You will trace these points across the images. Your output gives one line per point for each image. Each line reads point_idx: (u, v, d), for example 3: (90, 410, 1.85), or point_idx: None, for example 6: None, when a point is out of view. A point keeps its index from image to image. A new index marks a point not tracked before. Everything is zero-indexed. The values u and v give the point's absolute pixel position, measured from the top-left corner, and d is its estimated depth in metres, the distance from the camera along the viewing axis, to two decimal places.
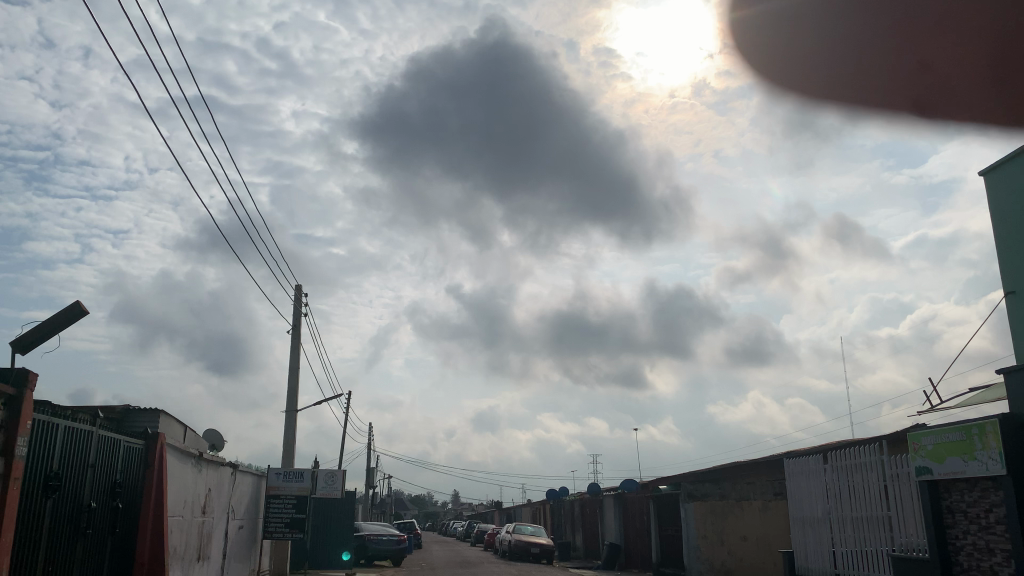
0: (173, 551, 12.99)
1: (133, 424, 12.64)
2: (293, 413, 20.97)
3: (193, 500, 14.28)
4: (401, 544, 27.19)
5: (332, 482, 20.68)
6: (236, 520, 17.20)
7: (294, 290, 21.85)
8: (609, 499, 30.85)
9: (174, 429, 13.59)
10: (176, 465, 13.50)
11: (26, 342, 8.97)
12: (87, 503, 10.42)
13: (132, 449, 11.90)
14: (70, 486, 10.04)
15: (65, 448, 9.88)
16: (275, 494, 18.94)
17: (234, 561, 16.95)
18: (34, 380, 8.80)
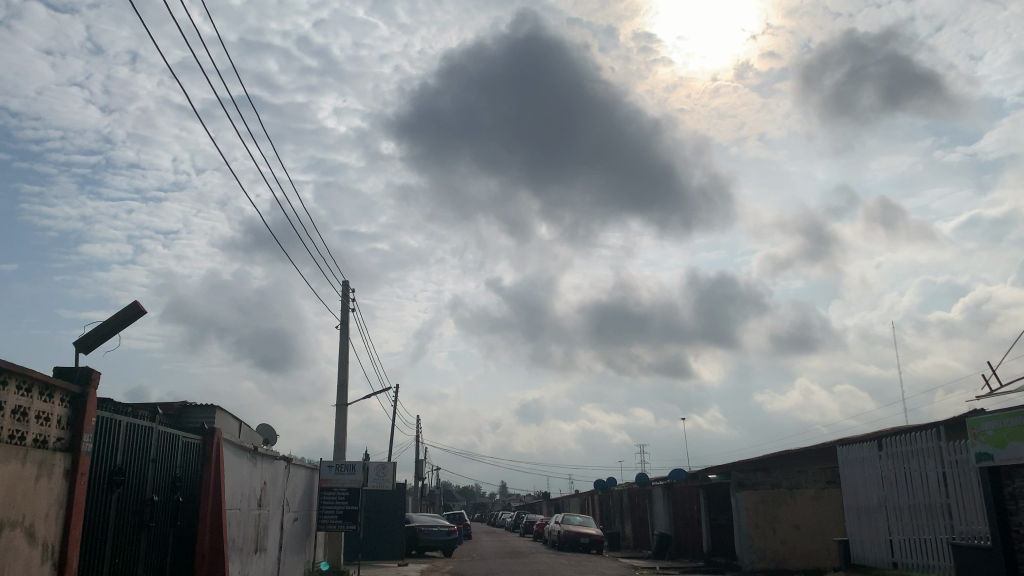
0: (232, 543, 13.27)
1: (190, 420, 12.94)
2: (343, 405, 21.21)
3: (249, 494, 14.55)
4: (451, 535, 27.37)
5: (383, 474, 20.84)
6: (291, 513, 17.50)
7: (341, 285, 22.05)
8: (658, 489, 30.65)
9: (229, 424, 13.85)
10: (232, 459, 13.78)
11: (88, 341, 9.21)
12: (149, 497, 10.68)
13: (191, 444, 12.17)
14: (134, 481, 10.31)
15: (128, 444, 10.14)
16: (328, 486, 19.20)
17: (290, 553, 17.27)
18: (98, 378, 9.01)
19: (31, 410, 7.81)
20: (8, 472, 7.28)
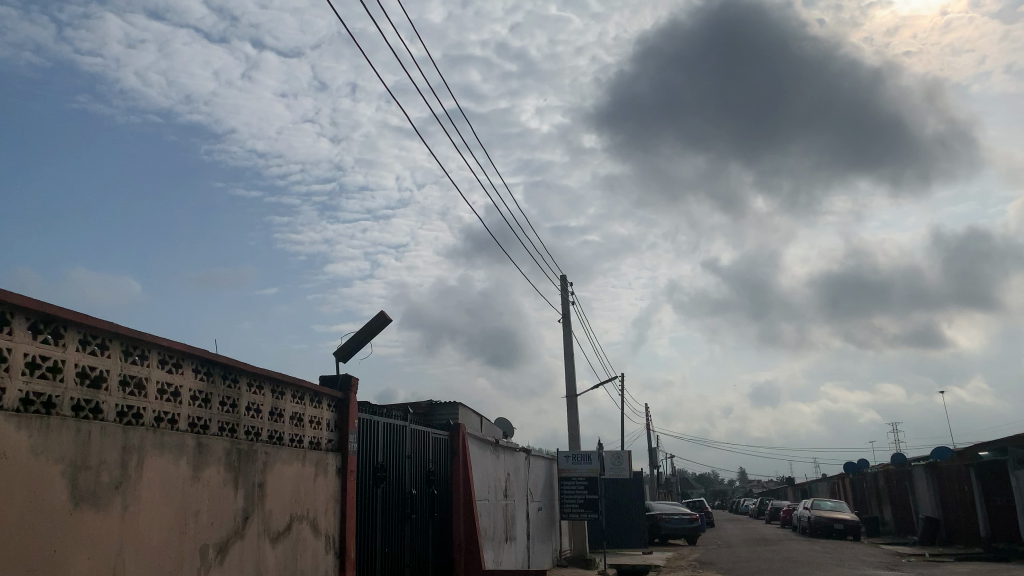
0: (484, 533, 13.94)
1: (437, 418, 13.78)
2: (574, 397, 21.59)
3: (495, 486, 15.22)
4: (694, 523, 26.86)
5: (619, 463, 20.91)
6: (535, 503, 18.05)
7: (560, 280, 22.38)
8: (920, 469, 28.08)
9: (471, 419, 14.54)
10: (477, 453, 14.48)
11: (344, 351, 10.08)
12: (409, 491, 11.48)
13: (440, 440, 12.93)
14: (394, 476, 11.13)
15: (386, 443, 10.98)
16: (567, 477, 19.59)
17: (538, 542, 17.83)
18: (355, 384, 9.79)
19: (305, 415, 8.67)
20: (292, 471, 8.13)
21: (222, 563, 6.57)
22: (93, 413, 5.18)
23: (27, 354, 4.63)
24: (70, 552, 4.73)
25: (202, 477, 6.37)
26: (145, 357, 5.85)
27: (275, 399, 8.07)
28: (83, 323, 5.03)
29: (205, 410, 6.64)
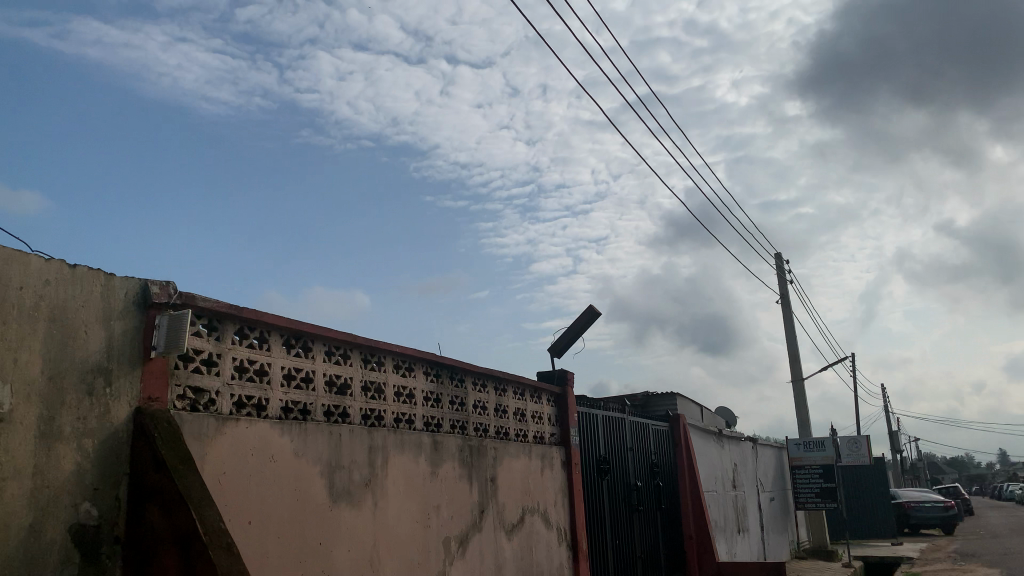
0: (715, 524, 13.58)
1: (655, 408, 13.62)
2: (799, 380, 20.43)
3: (722, 476, 14.78)
4: (950, 511, 24.45)
5: (857, 448, 19.51)
6: (767, 493, 17.31)
7: (775, 258, 21.30)
8: None
9: (691, 409, 14.22)
10: (701, 443, 14.12)
11: (559, 347, 10.24)
12: (634, 483, 11.43)
13: (661, 431, 12.76)
14: (618, 468, 11.13)
15: (608, 435, 11.02)
16: (799, 465, 18.59)
17: (773, 533, 17.08)
18: (572, 378, 9.90)
19: (528, 411, 8.91)
20: (520, 465, 8.38)
21: (464, 554, 6.92)
22: (341, 417, 5.64)
23: (283, 366, 5.13)
24: (334, 544, 5.18)
25: (440, 473, 6.74)
26: (382, 363, 6.28)
27: (499, 396, 8.37)
28: (327, 335, 5.49)
29: (437, 410, 7.02)
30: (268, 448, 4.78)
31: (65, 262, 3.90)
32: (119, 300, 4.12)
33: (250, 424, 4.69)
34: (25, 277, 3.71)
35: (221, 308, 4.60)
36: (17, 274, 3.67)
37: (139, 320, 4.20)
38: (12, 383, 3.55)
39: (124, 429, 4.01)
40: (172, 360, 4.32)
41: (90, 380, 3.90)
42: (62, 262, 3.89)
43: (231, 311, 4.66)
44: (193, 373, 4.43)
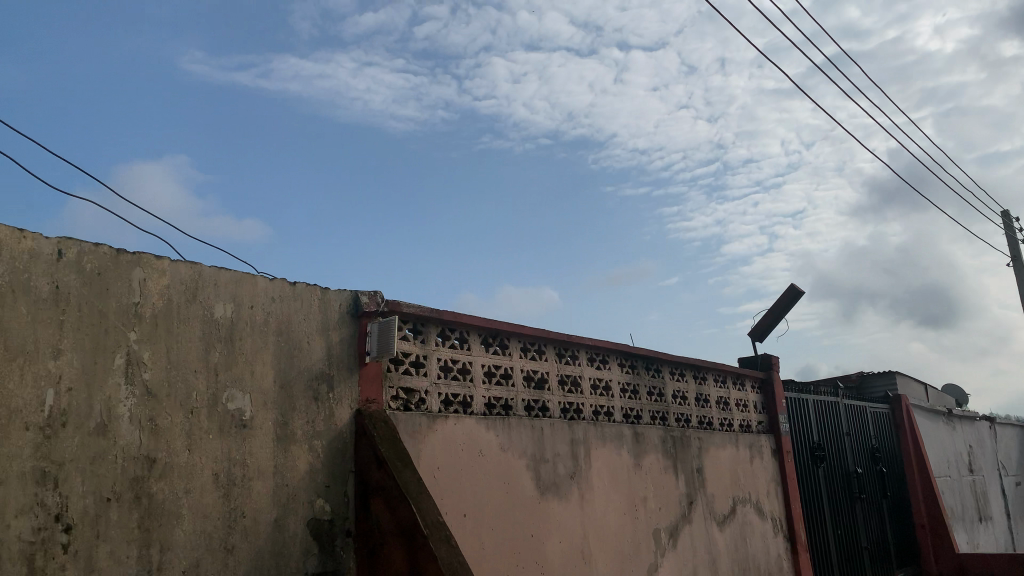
0: (951, 513, 12.39)
1: (872, 390, 12.67)
2: None
3: (956, 460, 13.47)
4: None
5: None
6: (1011, 478, 15.56)
7: (1002, 216, 19.10)
8: None
9: (914, 388, 13.08)
10: (928, 425, 12.95)
11: (760, 330, 9.78)
12: (854, 470, 10.69)
13: (880, 413, 11.85)
14: (835, 455, 10.45)
15: (821, 420, 10.40)
16: None
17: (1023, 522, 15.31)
18: (777, 362, 9.42)
19: (731, 398, 8.60)
20: (727, 454, 8.11)
21: (675, 546, 6.80)
22: (542, 411, 5.74)
23: (484, 364, 5.30)
24: (545, 536, 5.28)
25: (644, 465, 6.67)
26: (577, 357, 6.32)
27: (699, 384, 8.15)
28: (523, 332, 5.61)
29: (636, 401, 6.96)
30: (475, 443, 4.96)
31: (286, 280, 4.26)
32: (334, 312, 4.45)
33: (458, 420, 4.89)
34: (254, 296, 4.09)
35: (423, 312, 4.82)
36: (247, 294, 4.07)
37: (352, 329, 4.51)
38: (250, 392, 3.94)
39: (347, 430, 4.32)
40: (383, 364, 4.59)
41: (315, 386, 4.24)
42: (283, 280, 4.25)
43: (432, 314, 4.88)
44: (403, 375, 4.69)
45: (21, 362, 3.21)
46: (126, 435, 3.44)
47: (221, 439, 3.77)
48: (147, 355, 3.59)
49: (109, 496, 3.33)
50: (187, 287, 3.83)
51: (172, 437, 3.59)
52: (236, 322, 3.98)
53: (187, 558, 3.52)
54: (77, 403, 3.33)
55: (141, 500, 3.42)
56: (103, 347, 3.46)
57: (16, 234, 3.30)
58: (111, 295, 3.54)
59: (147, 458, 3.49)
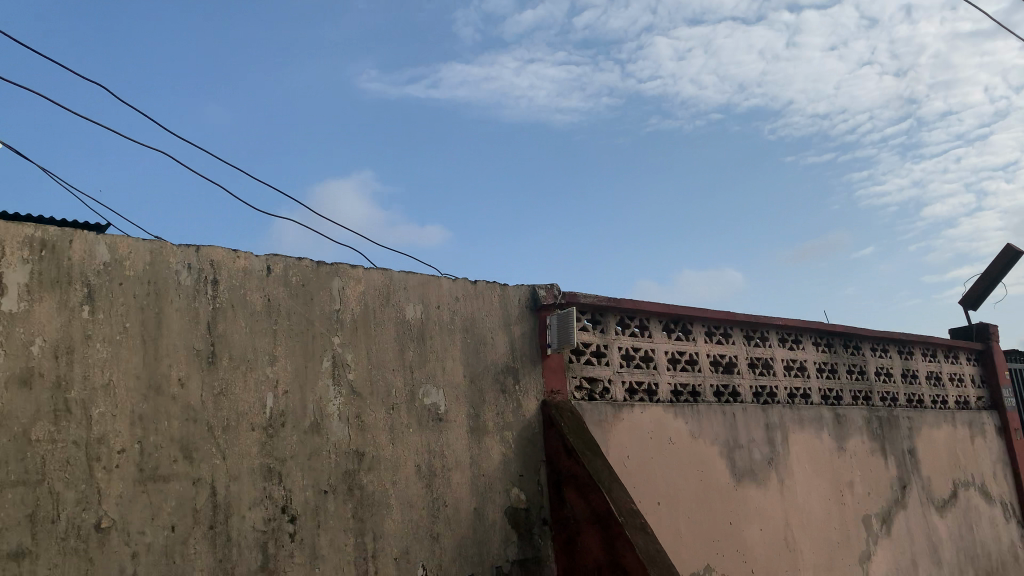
0: None
1: None
2: None
3: None
4: None
5: None
6: None
7: None
8: None
9: None
10: None
11: (973, 297, 8.90)
12: None
13: None
14: None
15: None
16: None
17: None
18: (996, 331, 8.52)
19: (943, 373, 7.90)
20: (943, 434, 7.46)
21: (890, 533, 6.35)
22: (732, 396, 5.56)
23: (668, 351, 5.21)
24: (745, 524, 5.12)
25: (848, 448, 6.28)
26: (766, 338, 6.05)
27: (905, 360, 7.54)
28: (705, 316, 5.45)
29: (834, 381, 6.56)
30: (664, 431, 4.89)
31: (468, 279, 4.42)
32: (515, 306, 4.56)
33: (644, 408, 4.85)
34: (440, 296, 4.28)
35: (602, 302, 4.82)
36: (434, 295, 4.26)
37: (533, 322, 4.59)
38: (443, 387, 4.13)
39: (536, 421, 4.42)
40: (566, 355, 4.65)
41: (502, 379, 4.37)
42: (465, 279, 4.41)
43: (611, 304, 4.87)
44: (585, 365, 4.72)
45: (244, 369, 3.56)
46: (336, 432, 3.72)
47: (420, 433, 3.97)
48: (349, 357, 3.86)
49: (326, 488, 3.62)
50: (379, 292, 4.07)
51: (376, 433, 3.83)
52: (425, 322, 4.17)
53: (398, 546, 3.75)
54: (293, 403, 3.64)
55: (353, 491, 3.69)
56: (311, 352, 3.76)
57: (231, 254, 3.67)
58: (314, 304, 3.84)
59: (355, 453, 3.75)
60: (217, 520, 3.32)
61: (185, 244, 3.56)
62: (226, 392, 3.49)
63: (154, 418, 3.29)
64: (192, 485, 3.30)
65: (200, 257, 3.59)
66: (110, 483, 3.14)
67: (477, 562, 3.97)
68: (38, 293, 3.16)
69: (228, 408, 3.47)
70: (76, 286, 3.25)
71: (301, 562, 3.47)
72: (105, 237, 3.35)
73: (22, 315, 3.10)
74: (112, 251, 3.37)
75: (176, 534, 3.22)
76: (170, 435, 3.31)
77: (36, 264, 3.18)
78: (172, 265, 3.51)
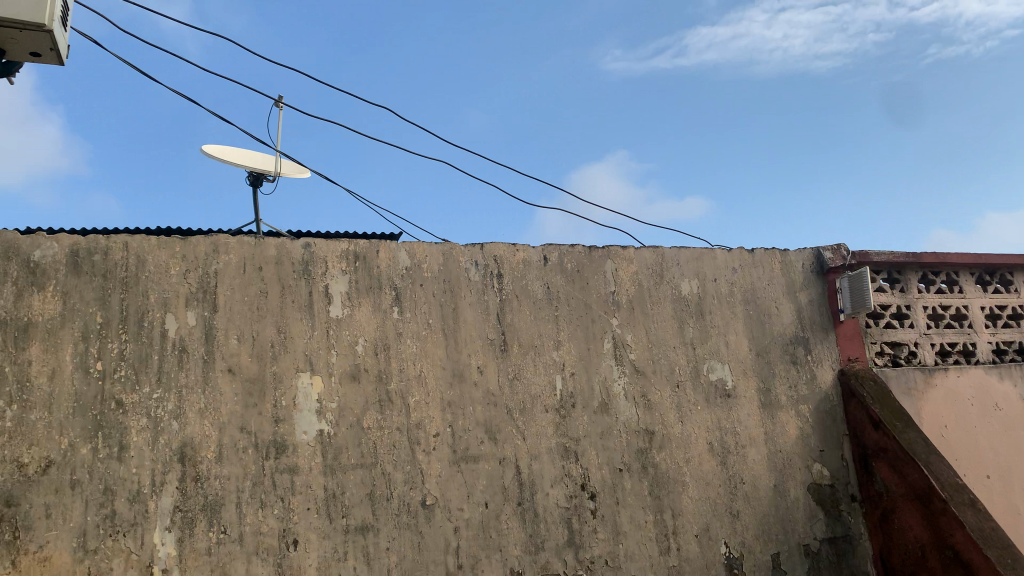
0: None
1: None
2: None
3: None
4: None
5: None
6: None
7: None
8: None
9: None
10: None
11: None
12: None
13: None
14: None
15: None
16: None
17: None
18: None
19: None
20: None
21: None
22: None
23: (985, 307, 4.59)
24: None
25: None
26: None
27: None
28: None
29: None
30: (988, 396, 4.34)
31: (745, 248, 4.24)
32: (799, 273, 4.30)
33: (961, 373, 4.34)
34: (716, 269, 4.16)
35: (899, 259, 4.37)
36: (710, 268, 4.15)
37: (821, 287, 4.30)
38: (729, 362, 4.02)
39: (832, 392, 4.14)
40: (861, 321, 4.31)
41: (792, 350, 4.15)
42: (741, 249, 4.24)
43: (910, 260, 4.40)
44: (885, 329, 4.33)
45: (534, 355, 3.74)
46: (626, 411, 3.78)
47: (709, 410, 3.91)
48: (630, 338, 3.90)
49: (622, 466, 3.70)
50: (654, 270, 4.06)
51: (665, 411, 3.83)
52: (703, 297, 4.09)
53: (698, 523, 3.72)
54: (581, 385, 3.76)
55: (648, 469, 3.72)
56: (593, 334, 3.85)
57: (512, 248, 3.87)
58: (592, 288, 3.92)
59: (646, 431, 3.78)
60: (523, 497, 3.53)
61: (470, 243, 3.82)
62: (520, 376, 3.70)
63: (461, 404, 3.58)
64: (499, 465, 3.54)
65: (485, 254, 3.82)
66: (431, 464, 3.47)
67: (782, 540, 3.82)
68: (357, 299, 3.58)
69: (523, 391, 3.68)
70: (385, 290, 3.63)
71: (605, 537, 3.58)
72: (404, 244, 3.70)
73: (346, 319, 3.54)
74: (411, 256, 3.72)
75: (490, 511, 3.48)
76: (475, 419, 3.58)
77: (353, 274, 3.61)
78: (462, 263, 3.78)
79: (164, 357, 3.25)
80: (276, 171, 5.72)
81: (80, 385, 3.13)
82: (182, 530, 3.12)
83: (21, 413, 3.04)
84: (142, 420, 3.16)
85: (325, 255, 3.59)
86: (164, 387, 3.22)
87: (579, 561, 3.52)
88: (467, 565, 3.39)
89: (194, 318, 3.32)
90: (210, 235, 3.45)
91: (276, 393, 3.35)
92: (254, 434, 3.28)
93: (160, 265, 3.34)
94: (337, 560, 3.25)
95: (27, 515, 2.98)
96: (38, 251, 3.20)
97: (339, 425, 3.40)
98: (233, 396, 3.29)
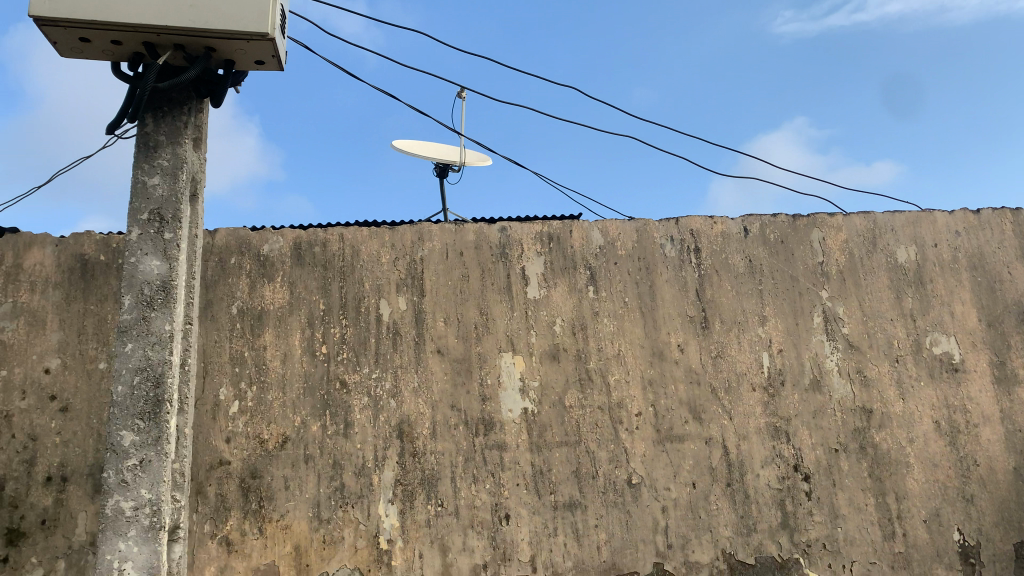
0: None
1: None
2: None
3: None
4: None
5: None
6: None
7: None
8: None
9: None
10: None
11: None
12: None
13: None
14: None
15: None
16: None
17: None
18: None
19: None
20: None
21: None
22: None
23: None
24: None
25: None
26: None
27: None
28: None
29: None
30: None
31: (969, 210, 3.87)
32: None
33: None
34: (936, 233, 3.82)
35: None
36: (928, 233, 3.82)
37: None
38: (956, 334, 3.68)
39: None
40: None
41: None
42: (965, 211, 3.87)
43: None
44: None
45: (737, 331, 3.62)
46: (839, 388, 3.56)
47: (933, 386, 3.61)
48: (841, 311, 3.67)
49: (837, 447, 3.50)
50: (865, 238, 3.79)
51: (883, 387, 3.58)
52: (921, 265, 3.77)
53: (926, 507, 3.45)
54: (790, 362, 3.59)
55: (867, 450, 3.50)
56: (801, 309, 3.66)
57: (709, 221, 3.76)
58: (797, 259, 3.72)
59: (864, 409, 3.55)
60: (732, 478, 3.43)
61: (665, 218, 3.74)
62: (723, 353, 3.59)
63: (662, 382, 3.53)
64: (706, 445, 3.46)
65: (680, 229, 3.73)
66: (636, 443, 3.44)
67: None
68: (554, 279, 3.61)
69: (727, 369, 3.56)
70: (581, 270, 3.64)
71: (822, 520, 3.41)
72: (598, 223, 3.69)
73: (545, 300, 3.58)
74: (605, 234, 3.70)
75: (699, 491, 3.41)
76: (678, 397, 3.51)
77: (549, 255, 3.65)
78: (657, 240, 3.71)
79: (380, 340, 3.44)
80: (462, 160, 5.91)
81: (309, 367, 3.38)
82: (403, 503, 3.29)
83: (259, 393, 3.34)
84: (363, 399, 3.37)
85: (521, 237, 3.65)
86: (381, 368, 3.41)
87: (794, 544, 3.37)
88: (677, 545, 3.34)
89: (405, 303, 3.49)
90: (414, 223, 3.61)
91: (482, 373, 3.45)
92: (464, 412, 3.40)
93: (371, 254, 3.53)
94: (548, 535, 3.32)
95: (269, 486, 3.27)
96: (266, 245, 3.49)
97: (542, 403, 3.45)
98: (443, 375, 3.43)
